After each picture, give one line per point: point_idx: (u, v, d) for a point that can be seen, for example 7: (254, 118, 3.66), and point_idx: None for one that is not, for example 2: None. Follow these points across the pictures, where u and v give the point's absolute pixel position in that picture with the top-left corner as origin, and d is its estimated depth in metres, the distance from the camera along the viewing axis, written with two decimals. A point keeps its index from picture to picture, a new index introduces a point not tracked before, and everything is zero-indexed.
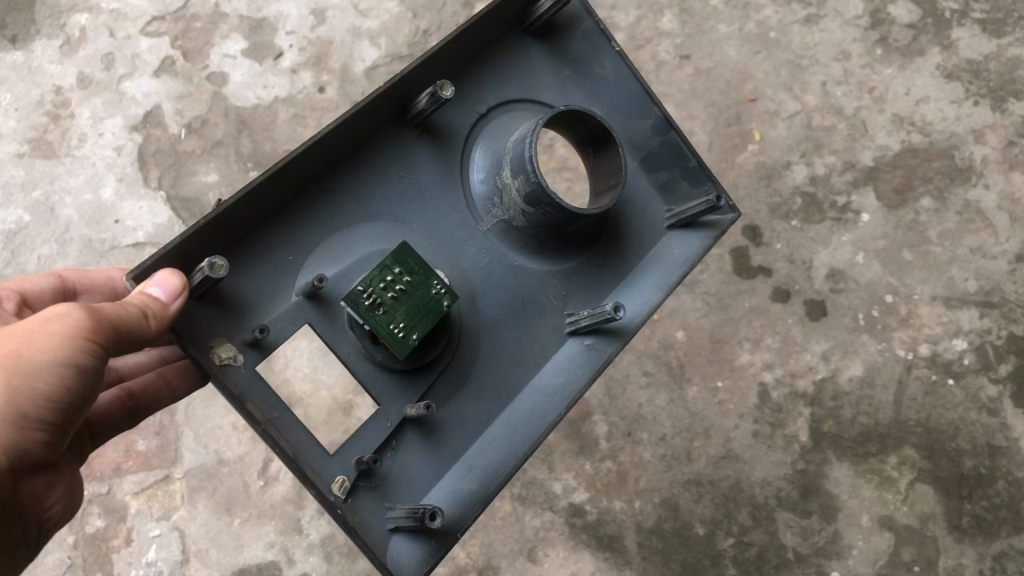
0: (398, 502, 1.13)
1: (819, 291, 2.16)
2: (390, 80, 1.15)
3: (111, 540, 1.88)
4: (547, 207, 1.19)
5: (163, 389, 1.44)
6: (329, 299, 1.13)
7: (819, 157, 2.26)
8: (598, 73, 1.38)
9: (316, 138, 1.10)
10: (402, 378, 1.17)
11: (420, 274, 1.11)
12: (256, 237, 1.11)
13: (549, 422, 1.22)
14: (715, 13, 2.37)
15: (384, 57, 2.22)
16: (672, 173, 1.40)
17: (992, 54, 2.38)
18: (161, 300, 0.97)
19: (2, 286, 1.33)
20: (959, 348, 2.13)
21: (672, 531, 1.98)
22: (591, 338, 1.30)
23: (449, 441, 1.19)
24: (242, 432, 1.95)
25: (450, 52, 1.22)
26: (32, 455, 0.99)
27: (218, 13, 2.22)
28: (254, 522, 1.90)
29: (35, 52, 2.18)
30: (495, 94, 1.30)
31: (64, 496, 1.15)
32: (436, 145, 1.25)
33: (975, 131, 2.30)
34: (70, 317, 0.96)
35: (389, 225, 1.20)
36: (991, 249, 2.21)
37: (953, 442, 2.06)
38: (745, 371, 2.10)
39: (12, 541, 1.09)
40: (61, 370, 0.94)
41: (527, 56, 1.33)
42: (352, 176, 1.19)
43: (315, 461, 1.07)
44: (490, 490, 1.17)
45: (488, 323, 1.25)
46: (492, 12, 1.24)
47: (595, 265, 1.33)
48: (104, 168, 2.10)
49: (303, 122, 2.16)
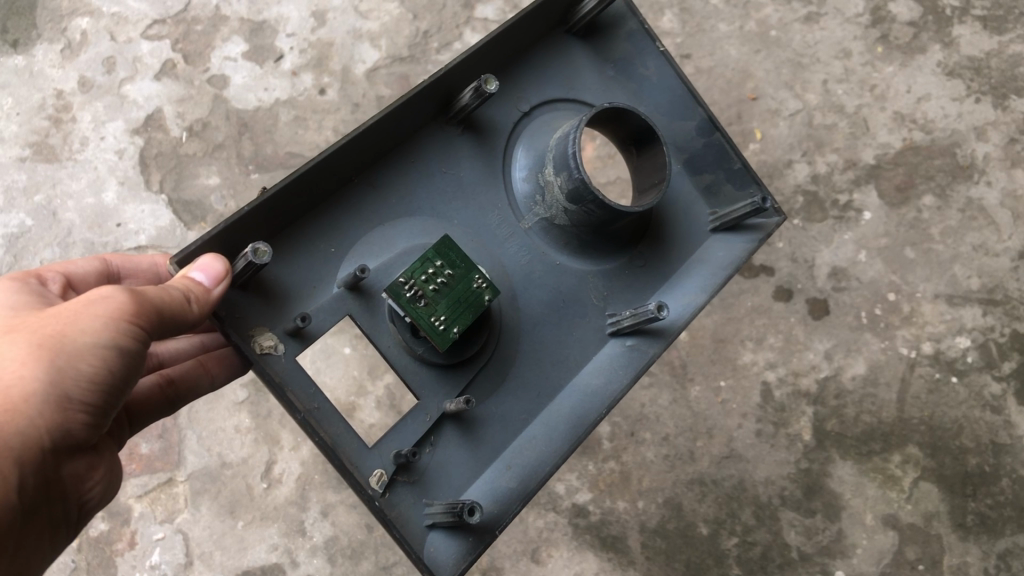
0: (437, 499, 1.14)
1: (821, 289, 2.16)
2: (435, 75, 1.16)
3: (115, 543, 1.88)
4: (590, 204, 1.19)
5: (203, 376, 1.46)
6: (370, 291, 1.14)
7: (820, 156, 2.26)
8: (642, 73, 1.39)
9: (362, 132, 1.11)
10: (441, 372, 1.17)
11: (462, 267, 1.11)
12: (301, 227, 1.14)
13: (591, 422, 1.21)
14: (715, 12, 2.37)
15: (384, 59, 2.22)
16: (718, 175, 1.40)
17: (994, 51, 2.37)
18: (203, 285, 0.99)
19: (48, 268, 1.30)
20: (961, 346, 2.13)
21: (675, 531, 1.98)
22: (633, 340, 1.30)
23: (488, 437, 1.19)
24: (245, 434, 1.95)
25: (494, 48, 1.23)
26: (75, 437, 0.98)
27: (218, 17, 2.22)
28: (257, 524, 1.90)
29: (37, 56, 2.18)
30: (537, 93, 1.32)
31: (104, 478, 1.15)
32: (479, 142, 1.26)
33: (976, 128, 2.30)
34: (113, 299, 0.96)
35: (430, 221, 1.21)
36: (994, 247, 2.21)
37: (957, 440, 2.06)
38: (748, 370, 2.10)
39: (54, 523, 1.08)
40: (103, 351, 0.94)
41: (570, 55, 1.35)
42: (395, 172, 1.21)
43: (355, 453, 1.08)
44: (529, 488, 1.17)
45: (528, 321, 1.25)
46: (538, 10, 1.26)
47: (637, 266, 1.33)
48: (105, 171, 2.10)
49: (303, 124, 2.16)
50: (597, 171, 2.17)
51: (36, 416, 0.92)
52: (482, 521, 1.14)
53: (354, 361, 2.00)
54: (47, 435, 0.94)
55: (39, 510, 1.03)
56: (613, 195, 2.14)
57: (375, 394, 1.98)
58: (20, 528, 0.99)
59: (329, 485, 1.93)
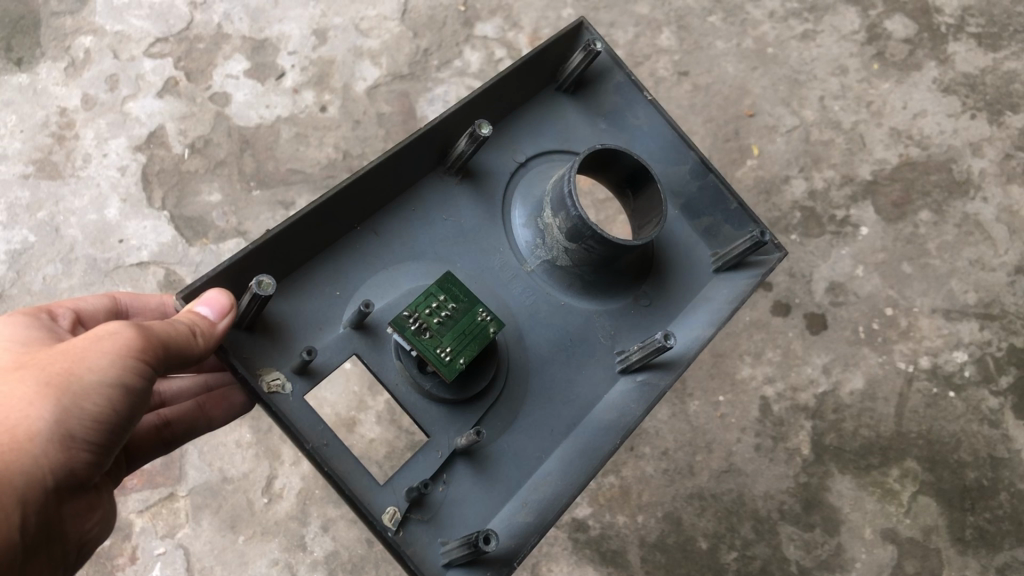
0: (452, 536, 1.11)
1: (819, 304, 2.18)
2: (429, 123, 1.20)
3: (116, 558, 1.87)
4: (590, 240, 1.19)
5: (200, 419, 1.47)
6: (375, 328, 1.16)
7: (817, 172, 2.28)
8: (634, 123, 1.42)
9: (358, 180, 1.14)
10: (451, 410, 1.16)
11: (466, 301, 1.12)
12: (302, 274, 1.16)
13: (604, 452, 1.17)
14: (713, 30, 2.40)
15: (384, 76, 2.25)
16: (715, 217, 1.40)
17: (988, 68, 2.41)
18: (208, 318, 1.01)
19: (58, 303, 1.29)
20: (959, 361, 2.14)
21: (676, 545, 1.97)
22: (643, 375, 1.27)
23: (502, 474, 1.17)
24: (246, 449, 1.97)
25: (486, 100, 1.27)
26: (77, 476, 0.98)
27: (221, 35, 2.25)
28: (258, 539, 1.91)
29: (41, 75, 2.19)
30: (533, 144, 1.35)
31: (102, 520, 1.15)
32: (477, 191, 1.29)
33: (972, 144, 2.33)
34: (121, 335, 0.97)
35: (433, 263, 1.23)
36: (991, 261, 2.23)
37: (955, 454, 2.07)
38: (747, 385, 2.11)
39: (54, 562, 1.08)
40: (109, 389, 0.95)
41: (560, 110, 1.39)
42: (395, 219, 1.23)
43: (366, 489, 1.07)
44: (545, 519, 1.12)
45: (537, 360, 1.24)
46: (526, 64, 1.30)
47: (642, 306, 1.32)
48: (107, 188, 2.11)
49: (304, 141, 2.18)
50: (596, 187, 2.18)
51: (40, 455, 0.93)
52: (500, 554, 1.10)
53: (355, 376, 2.01)
54: (50, 474, 0.94)
55: (39, 550, 1.03)
56: (613, 212, 2.17)
57: (375, 409, 1.99)
58: (21, 568, 0.99)
59: (329, 499, 1.95)
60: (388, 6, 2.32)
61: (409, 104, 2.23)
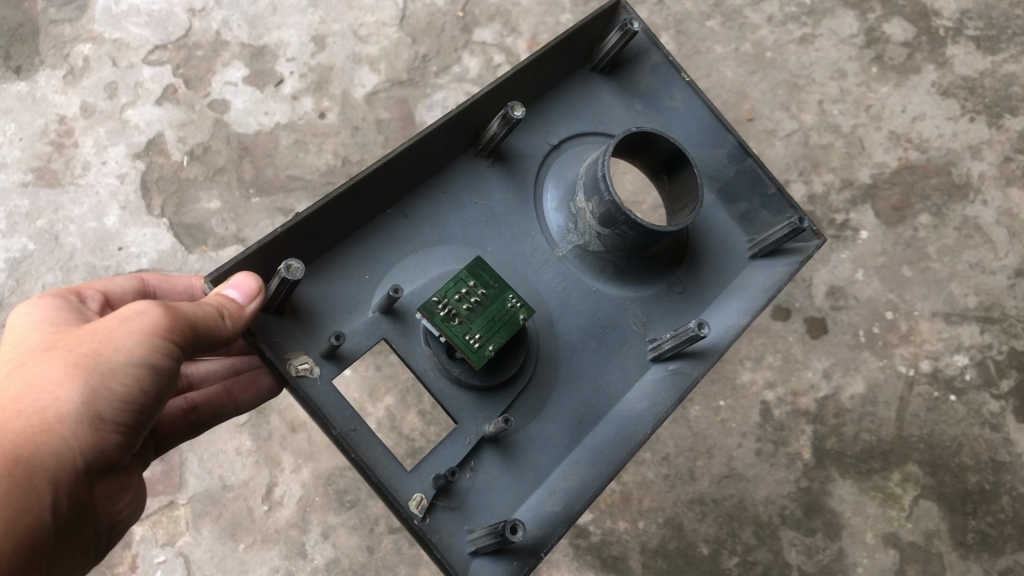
0: (478, 524, 1.11)
1: (819, 308, 2.17)
2: (463, 104, 1.19)
3: (117, 567, 1.87)
4: (623, 226, 1.18)
5: (227, 402, 1.48)
6: (405, 314, 1.15)
7: (817, 176, 2.28)
8: (669, 105, 1.40)
9: (390, 161, 1.13)
10: (480, 396, 1.16)
11: (495, 287, 1.12)
12: (334, 257, 1.16)
13: (634, 442, 1.17)
14: (711, 34, 2.39)
15: (384, 83, 2.25)
16: (753, 203, 1.38)
17: (987, 71, 2.41)
18: (237, 301, 1.00)
19: (87, 285, 1.27)
20: (960, 364, 2.14)
21: (677, 551, 1.96)
22: (675, 363, 1.27)
23: (530, 463, 1.17)
24: (246, 456, 1.96)
25: (520, 82, 1.27)
26: (106, 457, 0.98)
27: (219, 41, 2.25)
28: (259, 547, 1.90)
29: (40, 83, 2.19)
30: (566, 127, 1.35)
31: (132, 502, 1.15)
32: (509, 175, 1.29)
33: (972, 147, 2.33)
34: (147, 314, 0.96)
35: (464, 247, 1.23)
36: (991, 265, 2.23)
37: (956, 458, 2.06)
38: (747, 390, 2.10)
39: (85, 544, 1.09)
40: (137, 369, 0.95)
41: (595, 92, 1.38)
42: (427, 202, 1.23)
43: (394, 476, 1.07)
44: (573, 509, 1.13)
45: (567, 347, 1.24)
46: (562, 45, 1.29)
47: (674, 293, 1.31)
48: (107, 196, 2.11)
49: (303, 147, 2.18)
50: None
51: (70, 437, 0.93)
52: (527, 544, 1.10)
53: (354, 383, 2.01)
54: (80, 455, 0.95)
55: (71, 532, 1.03)
56: None
57: (376, 416, 1.99)
58: (53, 550, 1.00)
59: (330, 507, 1.94)
60: (387, 12, 2.32)
61: (408, 111, 2.23)
